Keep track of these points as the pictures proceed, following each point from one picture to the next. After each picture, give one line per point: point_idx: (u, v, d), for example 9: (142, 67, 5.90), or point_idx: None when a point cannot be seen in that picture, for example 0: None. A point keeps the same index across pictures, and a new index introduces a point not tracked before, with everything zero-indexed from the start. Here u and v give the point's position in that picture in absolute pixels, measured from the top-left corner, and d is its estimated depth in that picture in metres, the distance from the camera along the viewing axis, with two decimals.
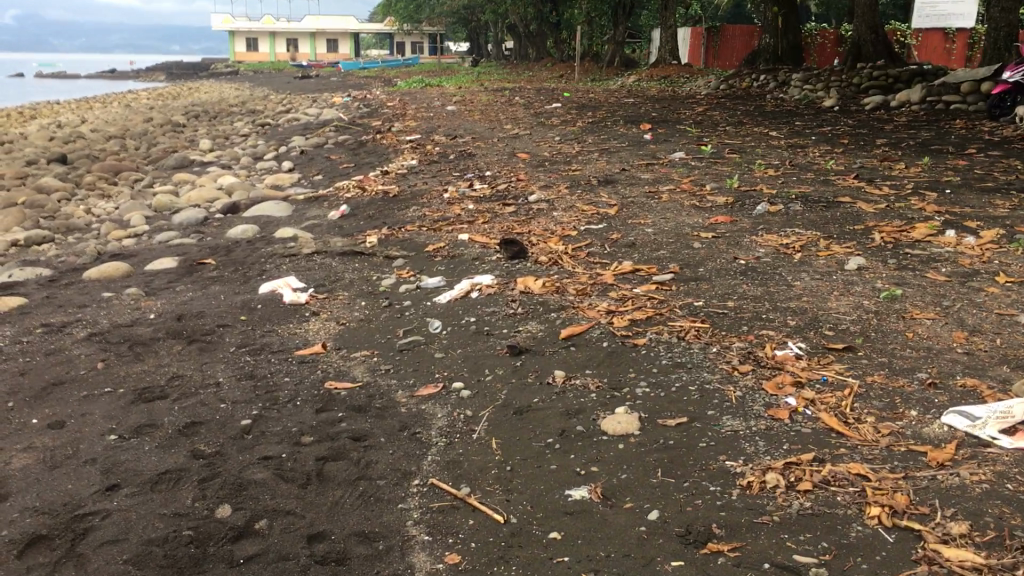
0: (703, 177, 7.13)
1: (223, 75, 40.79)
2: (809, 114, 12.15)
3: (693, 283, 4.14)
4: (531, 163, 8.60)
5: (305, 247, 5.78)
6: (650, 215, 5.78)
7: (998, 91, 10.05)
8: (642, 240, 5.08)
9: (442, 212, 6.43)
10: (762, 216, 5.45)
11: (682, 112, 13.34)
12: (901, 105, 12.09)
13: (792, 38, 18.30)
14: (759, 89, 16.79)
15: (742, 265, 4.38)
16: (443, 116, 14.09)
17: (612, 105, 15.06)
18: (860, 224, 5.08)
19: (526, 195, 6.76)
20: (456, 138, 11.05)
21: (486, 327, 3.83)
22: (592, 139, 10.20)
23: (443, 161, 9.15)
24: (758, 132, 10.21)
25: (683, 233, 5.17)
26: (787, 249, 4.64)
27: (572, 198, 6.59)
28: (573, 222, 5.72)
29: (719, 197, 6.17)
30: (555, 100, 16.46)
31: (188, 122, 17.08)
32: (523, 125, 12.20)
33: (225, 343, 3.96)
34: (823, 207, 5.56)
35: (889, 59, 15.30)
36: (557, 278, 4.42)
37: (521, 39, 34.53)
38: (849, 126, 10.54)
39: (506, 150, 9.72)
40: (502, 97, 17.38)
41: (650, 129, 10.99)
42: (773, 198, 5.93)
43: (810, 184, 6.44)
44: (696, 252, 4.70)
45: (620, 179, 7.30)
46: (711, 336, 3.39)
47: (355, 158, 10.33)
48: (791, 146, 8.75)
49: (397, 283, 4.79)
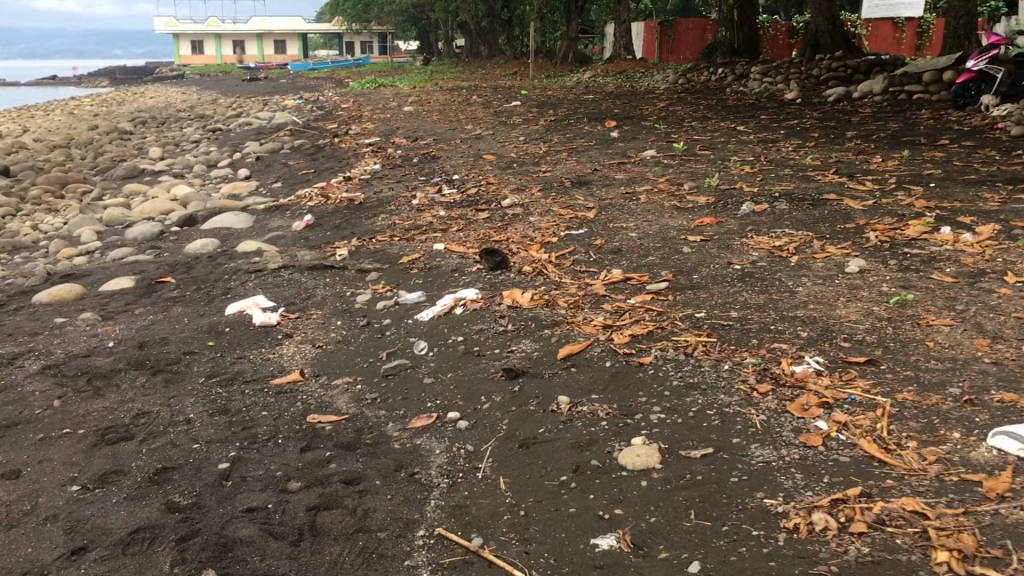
0: (679, 176, 6.94)
1: (169, 80, 39.96)
2: (773, 108, 12.05)
3: (689, 292, 3.93)
4: (498, 164, 8.35)
5: (271, 262, 5.48)
6: (632, 218, 5.57)
7: (962, 80, 9.96)
8: (628, 245, 4.86)
9: (413, 220, 6.16)
10: (748, 216, 5.26)
11: (644, 108, 13.18)
12: (864, 96, 12.04)
13: (748, 31, 18.25)
14: (718, 83, 16.72)
15: (737, 270, 4.17)
16: (401, 117, 13.80)
17: (573, 102, 14.87)
18: (851, 222, 4.91)
19: (499, 200, 6.51)
20: (418, 140, 10.76)
21: (475, 347, 3.58)
22: (558, 138, 9.98)
23: (408, 165, 8.87)
24: (725, 127, 10.06)
25: (669, 237, 4.96)
26: (781, 251, 4.45)
27: (546, 201, 6.37)
28: (552, 228, 5.49)
29: (699, 197, 5.99)
30: (513, 98, 16.23)
31: (137, 130, 16.58)
32: (485, 125, 11.95)
33: (193, 373, 3.66)
34: (810, 205, 5.38)
35: (846, 50, 15.26)
36: (545, 290, 4.18)
37: (473, 36, 34.23)
38: (815, 118, 10.44)
39: (471, 151, 9.47)
40: (459, 96, 17.12)
41: (615, 126, 10.80)
42: (756, 197, 5.75)
43: (790, 180, 6.28)
44: (686, 257, 4.49)
45: (593, 180, 7.09)
46: (721, 352, 3.17)
47: (315, 164, 10.00)
48: (762, 141, 8.61)
49: (373, 299, 4.52)
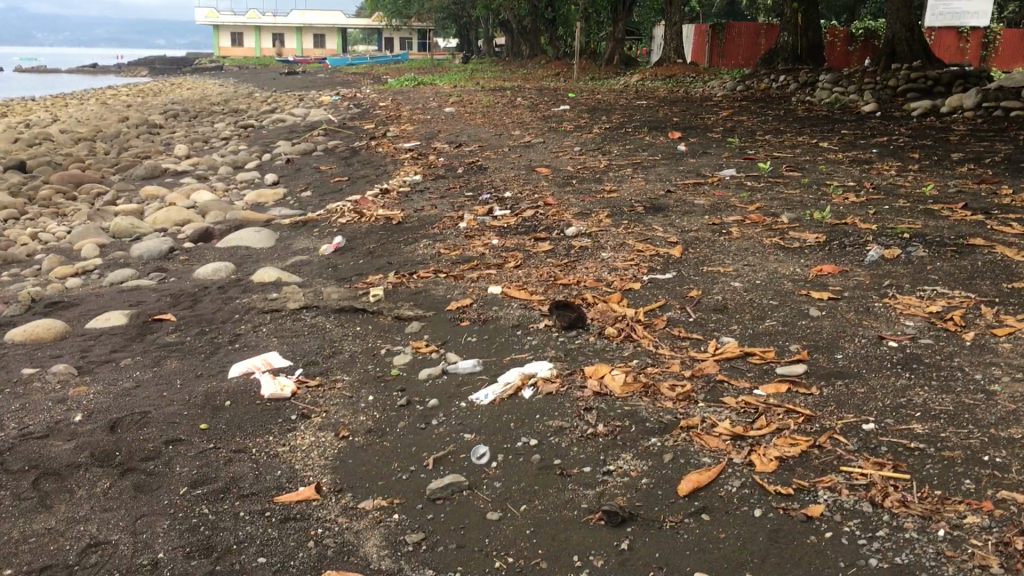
0: (772, 204, 5.92)
1: (205, 72, 39.47)
2: (851, 121, 10.98)
3: (838, 383, 2.93)
4: (555, 180, 7.39)
5: (292, 298, 4.56)
6: (728, 258, 4.60)
7: None
8: (734, 301, 3.87)
9: (461, 251, 5.22)
10: (878, 264, 4.26)
11: (706, 117, 12.15)
12: (952, 111, 10.94)
13: (813, 36, 17.13)
14: (780, 91, 15.66)
15: (894, 350, 3.16)
16: (442, 118, 12.90)
17: (626, 108, 13.89)
18: (1018, 281, 3.88)
19: (563, 227, 5.56)
20: (463, 147, 9.83)
21: (556, 460, 2.60)
22: (617, 150, 9.00)
23: (452, 177, 7.94)
24: (805, 143, 9.04)
25: (785, 289, 3.99)
26: (943, 321, 3.43)
27: (617, 230, 5.42)
28: (631, 269, 4.53)
29: (805, 234, 5.00)
30: (561, 101, 15.24)
31: (167, 123, 15.80)
32: (534, 131, 10.98)
33: (172, 478, 2.72)
34: (954, 252, 4.36)
35: (925, 59, 14.12)
36: (638, 368, 3.21)
37: (514, 35, 33.35)
38: (906, 136, 9.36)
39: (522, 162, 8.52)
40: (502, 97, 16.19)
41: (681, 138, 9.80)
42: (879, 238, 4.74)
43: (911, 216, 5.28)
44: (817, 324, 3.50)
45: (669, 204, 6.11)
46: (924, 501, 2.17)
47: (349, 170, 9.10)
48: (855, 163, 7.58)
49: (416, 365, 3.59)
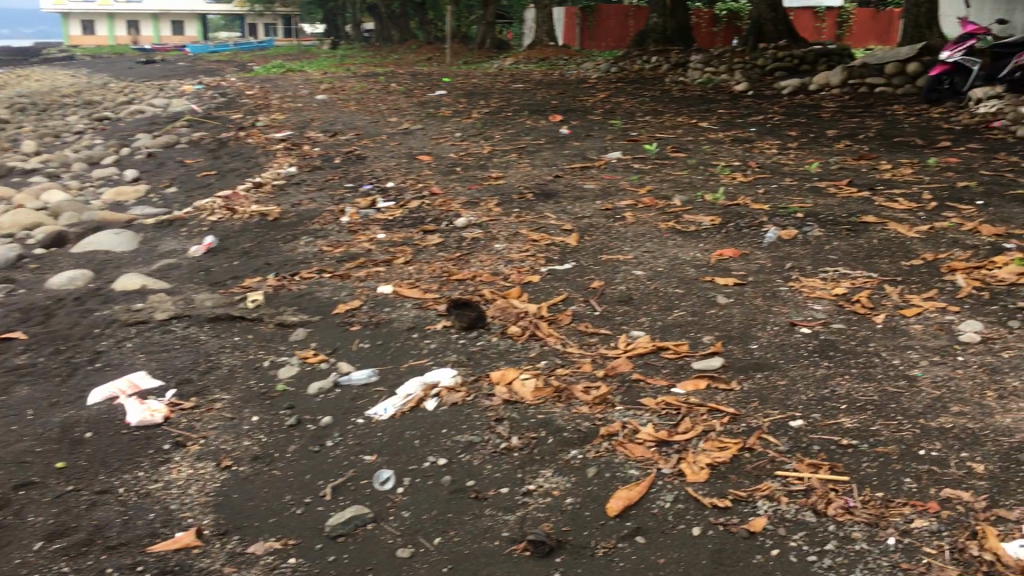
0: (661, 186, 5.84)
1: (53, 62, 37.22)
2: (726, 100, 11.11)
3: (758, 375, 2.79)
4: (437, 168, 7.13)
5: (161, 308, 4.16)
6: (626, 246, 4.47)
7: (937, 73, 9.39)
8: (638, 292, 3.73)
9: (345, 248, 4.91)
10: (776, 246, 4.19)
11: (583, 99, 12.09)
12: (821, 88, 11.18)
13: (682, 17, 17.31)
14: (654, 71, 15.79)
15: (809, 337, 3.05)
16: (313, 106, 12.41)
17: (503, 91, 13.71)
18: (917, 258, 3.85)
19: (451, 218, 5.32)
20: (338, 135, 9.42)
21: (469, 482, 2.37)
22: (499, 135, 8.79)
23: (328, 167, 7.56)
24: (686, 123, 9.05)
25: (688, 276, 3.87)
26: (851, 303, 3.34)
27: (509, 219, 5.23)
28: (528, 260, 4.34)
29: (700, 217, 4.93)
30: (437, 86, 14.93)
31: (12, 117, 14.69)
32: (411, 117, 10.65)
33: (24, 531, 2.37)
34: (849, 230, 4.32)
35: (791, 38, 14.45)
36: (548, 370, 3.01)
37: (383, 20, 32.71)
38: (780, 114, 9.50)
39: (402, 150, 8.20)
40: (376, 83, 15.76)
41: (562, 120, 9.68)
42: (774, 219, 4.68)
43: (800, 195, 5.27)
44: (726, 312, 3.37)
45: (558, 190, 5.95)
46: (867, 506, 2.03)
47: (217, 163, 8.58)
48: (737, 142, 7.60)
49: (305, 377, 3.30)
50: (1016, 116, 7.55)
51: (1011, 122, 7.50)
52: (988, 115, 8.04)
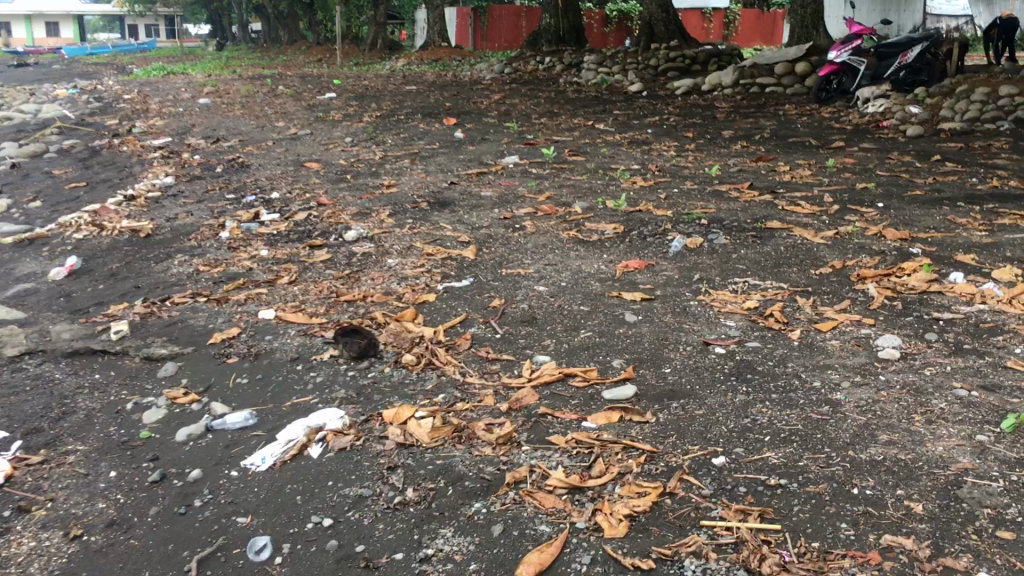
0: (561, 193, 5.64)
1: None
2: (621, 101, 11.05)
3: (673, 405, 2.58)
4: (327, 176, 6.78)
5: (11, 342, 3.71)
6: (527, 259, 4.25)
7: (825, 73, 9.57)
8: (541, 310, 3.50)
9: (223, 267, 4.53)
10: (682, 255, 4.03)
11: (478, 100, 11.86)
12: (713, 87, 11.22)
13: (573, 17, 17.24)
14: (548, 72, 15.69)
15: (723, 358, 2.86)
16: (195, 110, 11.82)
17: (396, 93, 13.36)
18: (825, 266, 3.73)
19: (340, 231, 5.01)
20: (220, 141, 8.93)
21: (358, 547, 2.07)
22: (391, 139, 8.47)
23: (209, 177, 7.11)
24: (582, 125, 8.90)
25: (592, 290, 3.66)
26: (764, 317, 3.18)
27: (403, 231, 4.94)
28: (423, 277, 4.08)
29: (602, 225, 4.75)
30: (327, 88, 14.46)
31: None
32: (299, 121, 10.22)
33: None
34: (755, 237, 4.18)
35: (682, 37, 14.54)
36: (446, 405, 2.74)
37: (271, 20, 31.85)
38: (676, 114, 9.47)
39: (289, 157, 7.80)
40: (262, 85, 15.18)
41: (456, 124, 9.42)
42: (678, 226, 4.53)
43: (702, 200, 5.14)
44: (635, 332, 3.16)
45: (455, 199, 5.69)
46: (805, 561, 1.83)
47: (88, 173, 8.00)
48: (634, 144, 7.48)
49: (174, 420, 2.94)
50: (905, 115, 7.64)
51: (899, 121, 7.59)
52: (878, 113, 8.14)
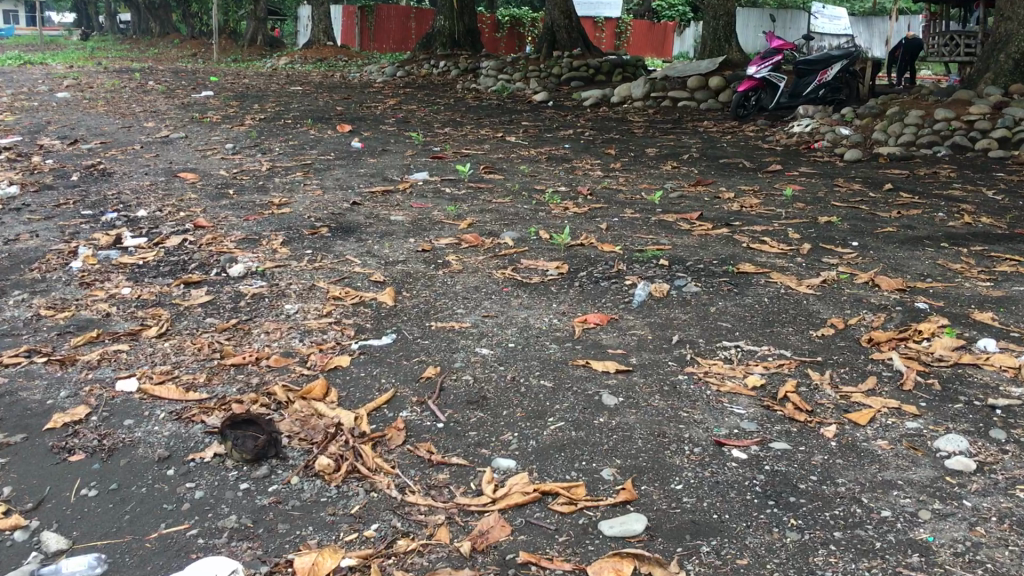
0: (483, 220, 4.93)
1: None
2: (528, 111, 10.42)
3: (707, 550, 1.86)
4: (206, 190, 5.85)
5: None
6: (460, 308, 3.52)
7: (744, 89, 8.99)
8: (491, 386, 2.76)
9: (72, 311, 3.59)
10: (648, 308, 3.37)
11: (372, 106, 11.00)
12: (622, 100, 10.66)
13: (469, 21, 16.52)
14: (442, 76, 14.95)
15: (750, 468, 2.17)
16: (51, 106, 10.53)
17: (281, 94, 12.33)
18: (827, 326, 3.11)
19: (224, 264, 4.14)
20: (80, 143, 7.81)
21: None
22: (280, 147, 7.55)
23: (64, 186, 6.05)
24: (491, 138, 8.19)
25: (550, 358, 2.95)
26: (782, 403, 2.52)
27: (301, 266, 4.11)
28: (333, 332, 3.28)
29: (541, 263, 4.05)
30: (204, 86, 13.28)
31: None
32: (173, 122, 9.14)
33: None
34: (728, 284, 3.55)
35: (585, 47, 14.05)
36: (383, 547, 1.95)
37: (142, 12, 30.01)
38: (589, 128, 8.87)
39: (161, 164, 6.79)
40: (131, 80, 13.85)
41: (352, 131, 8.57)
42: (633, 267, 3.87)
43: (648, 232, 4.50)
44: (621, 423, 2.45)
45: (362, 224, 4.90)
46: None
47: None
48: (553, 161, 6.82)
49: None
50: (834, 137, 7.25)
51: (829, 145, 7.19)
52: (805, 134, 7.71)
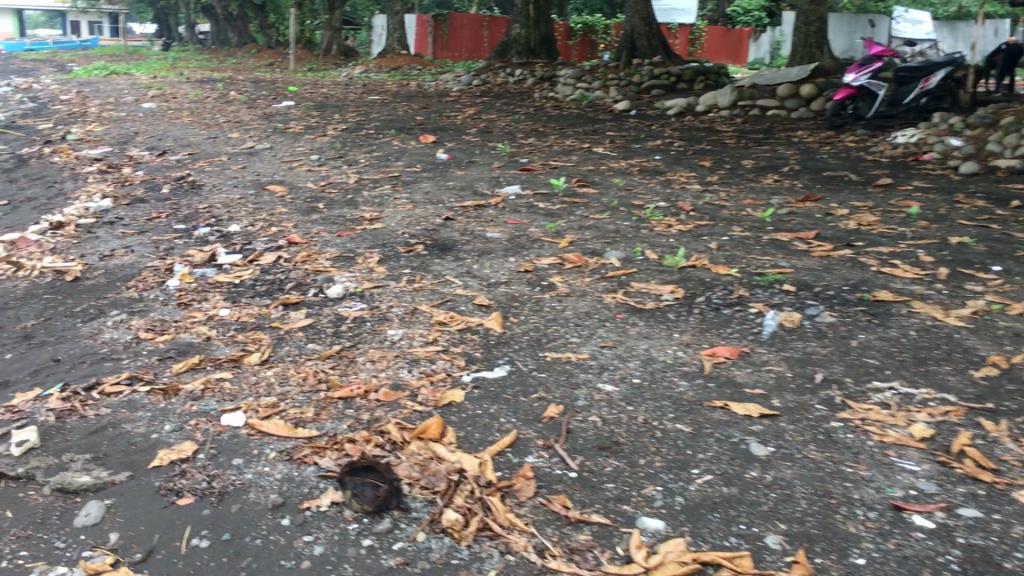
0: (584, 237, 4.70)
1: None
2: (612, 120, 10.17)
3: None
4: (295, 203, 5.73)
5: None
6: (574, 336, 3.29)
7: (841, 97, 8.61)
8: (623, 428, 2.53)
9: (172, 334, 3.46)
10: (781, 341, 3.11)
11: (452, 115, 10.86)
12: (708, 108, 10.34)
13: (546, 28, 16.32)
14: (518, 84, 14.78)
15: (941, 542, 1.91)
16: (137, 116, 10.61)
17: (360, 104, 12.28)
18: (989, 365, 2.81)
19: (321, 284, 3.99)
20: (167, 154, 7.79)
21: None
22: (364, 159, 7.43)
23: (154, 199, 6.00)
24: (578, 148, 7.97)
25: (681, 396, 2.71)
26: (959, 460, 2.24)
27: (400, 287, 3.94)
28: (442, 362, 3.09)
29: (654, 286, 3.81)
30: (283, 96, 13.31)
31: None
32: (256, 133, 9.10)
33: None
34: (867, 314, 3.27)
35: (665, 54, 13.73)
36: None
37: (220, 22, 30.53)
38: (678, 138, 8.59)
39: (248, 176, 6.70)
40: (213, 90, 13.96)
41: (436, 142, 8.41)
42: (756, 293, 3.60)
43: (764, 253, 4.23)
44: (778, 480, 2.20)
45: (458, 241, 4.71)
46: None
47: (8, 188, 6.81)
48: (647, 174, 6.56)
49: None
50: (946, 149, 6.86)
51: (940, 156, 6.80)
52: (911, 145, 7.33)
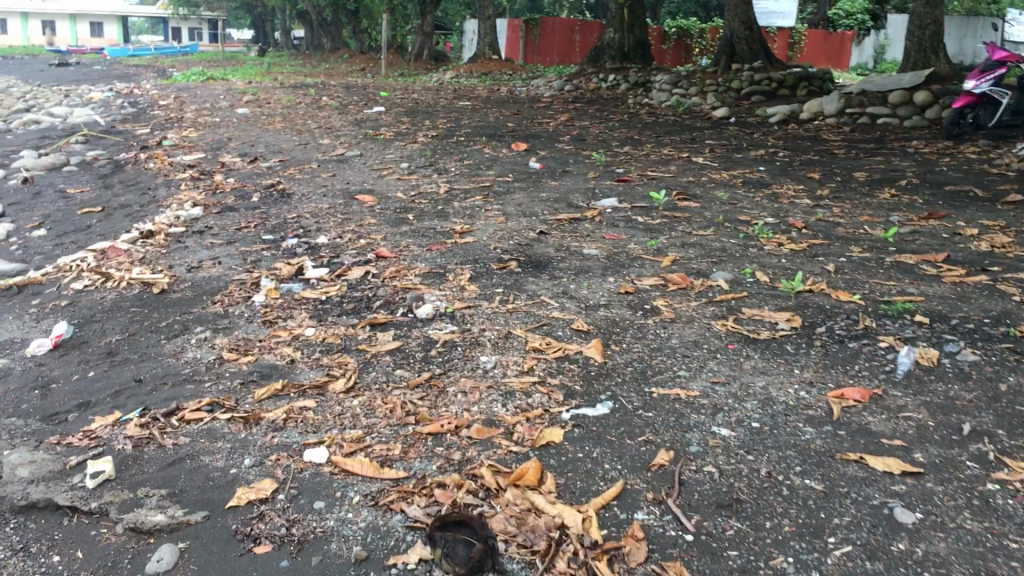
0: (688, 256, 4.41)
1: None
2: (710, 128, 9.80)
3: None
4: (384, 214, 5.58)
5: None
6: (683, 369, 3.02)
7: (959, 105, 8.15)
8: (745, 482, 2.25)
9: (256, 355, 3.31)
10: (918, 382, 2.78)
11: (544, 122, 10.65)
12: (813, 116, 9.88)
13: (640, 33, 15.98)
14: (612, 91, 14.48)
15: None
16: (232, 121, 10.70)
17: (451, 110, 12.17)
18: None
19: (410, 303, 3.80)
20: (259, 161, 7.77)
21: None
22: (455, 167, 7.27)
23: (245, 207, 5.94)
24: (676, 158, 7.65)
25: (809, 446, 2.41)
26: None
27: (493, 307, 3.72)
28: (540, 395, 2.85)
29: (767, 313, 3.50)
30: (375, 101, 13.31)
31: None
32: (347, 139, 9.04)
33: None
34: (1015, 354, 2.91)
35: (766, 59, 13.25)
36: None
37: (315, 28, 31.02)
38: (781, 147, 8.19)
39: (338, 185, 6.60)
40: (307, 95, 14.07)
41: (528, 150, 8.19)
42: (883, 324, 3.27)
43: (888, 277, 3.87)
44: (929, 556, 1.90)
45: (553, 257, 4.47)
46: None
47: (105, 194, 6.86)
48: (750, 186, 6.22)
49: None
50: None
51: None
52: None
